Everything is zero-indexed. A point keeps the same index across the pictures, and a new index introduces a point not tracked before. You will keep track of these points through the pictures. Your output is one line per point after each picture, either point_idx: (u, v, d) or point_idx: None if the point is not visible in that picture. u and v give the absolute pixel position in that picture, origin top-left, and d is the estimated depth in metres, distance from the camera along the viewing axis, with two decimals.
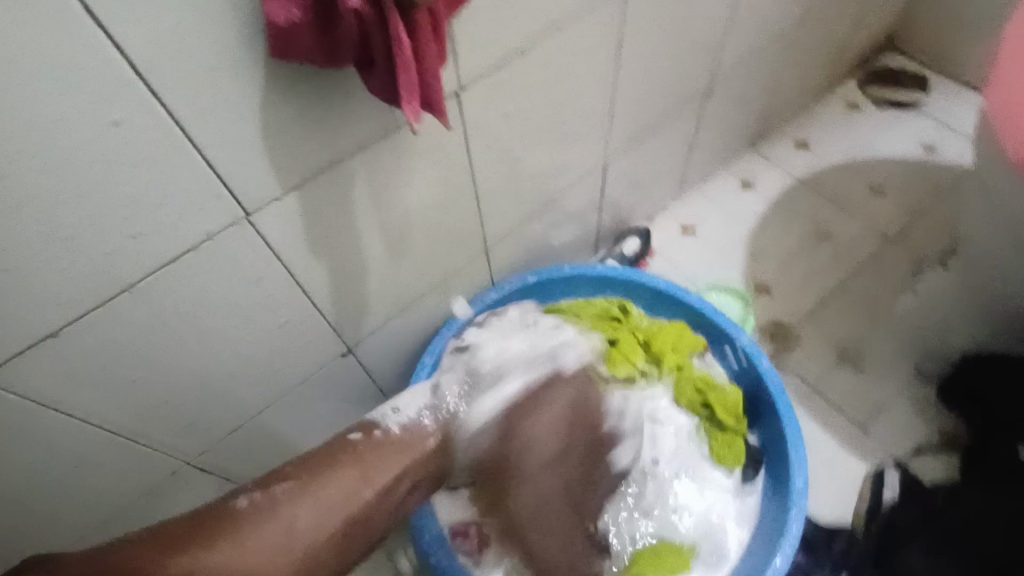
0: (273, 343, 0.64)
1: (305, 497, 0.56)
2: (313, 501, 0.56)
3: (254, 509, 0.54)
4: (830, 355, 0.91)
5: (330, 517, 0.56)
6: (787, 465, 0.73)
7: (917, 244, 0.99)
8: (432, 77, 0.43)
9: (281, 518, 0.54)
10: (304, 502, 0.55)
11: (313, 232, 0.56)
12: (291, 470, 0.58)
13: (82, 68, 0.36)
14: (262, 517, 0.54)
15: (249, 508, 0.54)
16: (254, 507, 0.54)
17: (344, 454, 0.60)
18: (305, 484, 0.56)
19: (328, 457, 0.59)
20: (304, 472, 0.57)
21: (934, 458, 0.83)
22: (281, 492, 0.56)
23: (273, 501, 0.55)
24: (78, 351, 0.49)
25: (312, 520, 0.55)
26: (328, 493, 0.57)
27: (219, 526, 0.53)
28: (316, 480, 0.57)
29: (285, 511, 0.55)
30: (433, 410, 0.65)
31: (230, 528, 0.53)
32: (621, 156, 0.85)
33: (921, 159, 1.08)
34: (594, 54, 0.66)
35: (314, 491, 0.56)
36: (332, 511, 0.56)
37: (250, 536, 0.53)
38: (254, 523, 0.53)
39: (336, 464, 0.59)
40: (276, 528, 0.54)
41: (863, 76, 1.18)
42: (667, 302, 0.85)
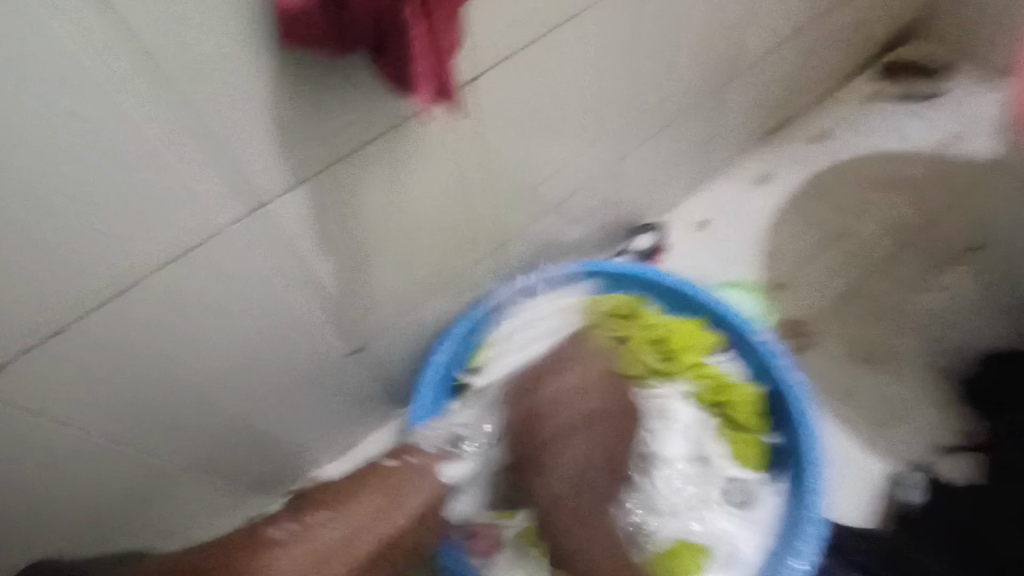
0: (279, 341, 0.63)
1: (340, 522, 0.61)
2: (345, 522, 0.61)
3: (291, 539, 0.60)
4: (849, 352, 0.89)
5: (364, 540, 0.61)
6: (802, 466, 0.71)
7: (939, 238, 0.97)
8: (444, 64, 0.41)
9: (305, 547, 0.60)
10: (342, 526, 0.61)
11: (321, 228, 0.55)
12: (323, 496, 0.63)
13: None
14: (292, 548, 0.60)
15: (291, 539, 0.60)
16: (295, 537, 0.60)
17: (373, 477, 0.65)
18: (341, 507, 0.62)
19: (365, 476, 0.65)
20: (342, 496, 0.63)
21: (957, 458, 0.80)
22: (320, 518, 0.61)
23: (302, 535, 0.60)
24: (78, 348, 0.48)
25: (345, 548, 0.61)
26: (358, 517, 0.62)
27: (257, 548, 0.60)
28: (349, 505, 0.62)
29: (315, 534, 0.61)
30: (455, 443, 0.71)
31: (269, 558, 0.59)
32: (634, 150, 0.83)
33: (942, 151, 1.05)
34: (608, 42, 0.63)
35: (346, 512, 0.62)
36: (362, 539, 0.61)
37: (290, 552, 0.60)
38: (281, 553, 0.60)
39: (368, 486, 0.64)
40: (310, 554, 0.60)
41: (883, 66, 1.15)
42: (680, 299, 0.83)
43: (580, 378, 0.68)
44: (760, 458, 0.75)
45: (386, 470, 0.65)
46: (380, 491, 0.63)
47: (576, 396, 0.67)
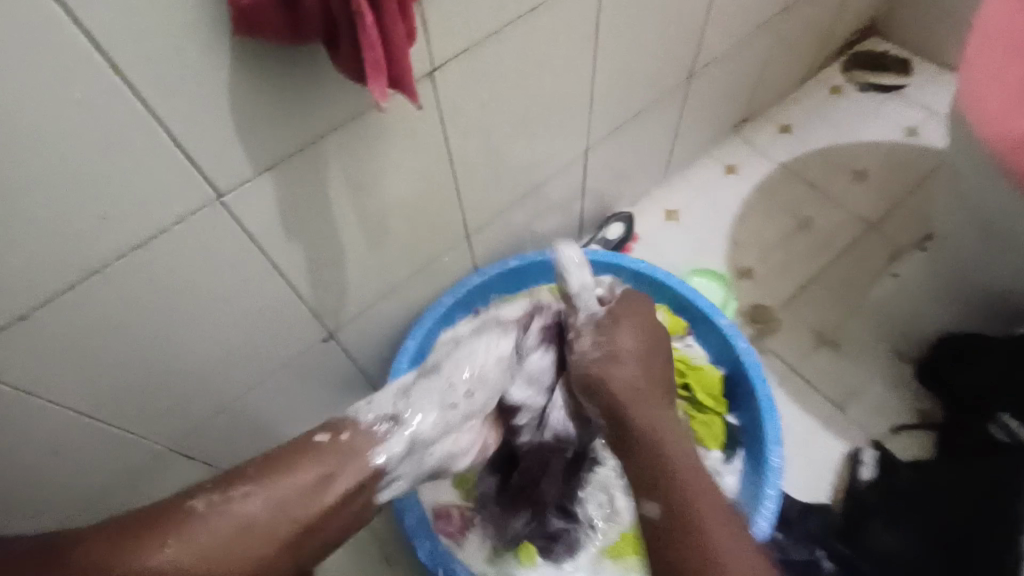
0: (251, 329, 0.64)
1: (266, 492, 0.48)
2: (274, 501, 0.48)
3: (208, 512, 0.46)
4: (810, 338, 0.92)
5: (289, 516, 0.48)
6: (762, 443, 0.73)
7: (898, 228, 1.00)
8: (402, 58, 0.43)
9: (236, 520, 0.47)
10: (271, 510, 0.48)
11: (289, 215, 0.56)
12: (255, 467, 0.50)
13: (41, 48, 0.35)
14: (209, 523, 0.46)
15: (204, 510, 0.46)
16: (210, 509, 0.47)
17: (305, 455, 0.52)
18: (269, 476, 0.49)
19: (305, 453, 0.52)
20: (267, 472, 0.50)
21: (909, 438, 0.84)
22: (244, 490, 0.48)
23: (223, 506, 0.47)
24: (50, 336, 0.49)
25: (268, 521, 0.47)
26: (285, 489, 0.49)
27: (170, 524, 0.45)
28: (279, 481, 0.49)
29: (250, 509, 0.47)
30: (395, 425, 0.55)
31: (179, 529, 0.45)
32: (602, 143, 0.85)
33: (902, 144, 1.08)
34: (572, 39, 0.65)
35: (278, 489, 0.49)
36: (290, 515, 0.48)
37: (199, 541, 0.45)
38: (201, 528, 0.46)
39: (302, 456, 0.51)
40: (232, 524, 0.46)
41: (847, 62, 1.19)
42: (647, 285, 0.84)
43: (628, 333, 0.58)
44: (721, 437, 0.77)
45: (316, 448, 0.53)
46: (315, 464, 0.51)
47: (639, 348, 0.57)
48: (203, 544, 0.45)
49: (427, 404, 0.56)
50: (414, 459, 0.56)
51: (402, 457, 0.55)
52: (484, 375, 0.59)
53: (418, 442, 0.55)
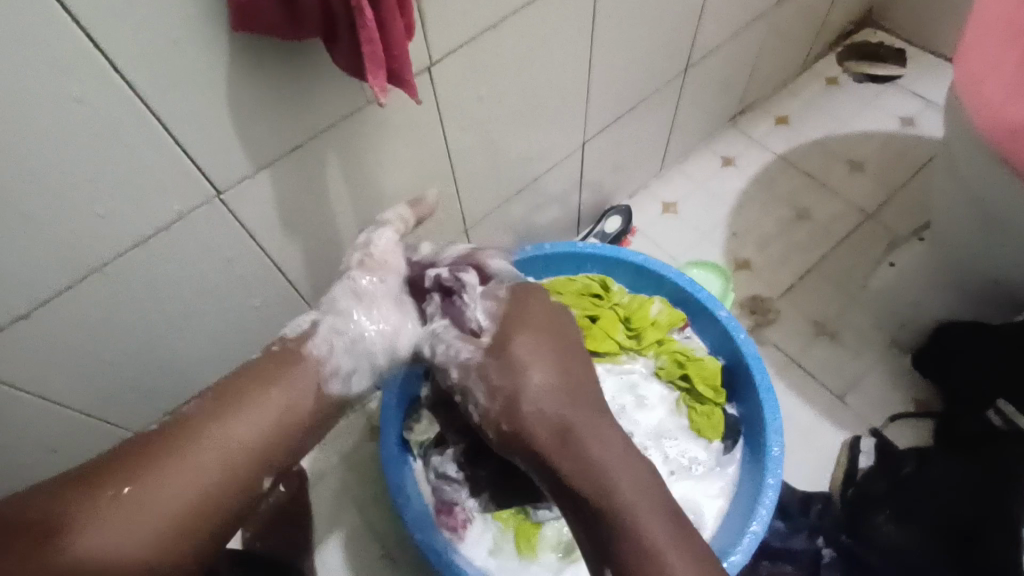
0: (251, 325, 0.64)
1: (226, 421, 0.47)
2: (239, 416, 0.48)
3: (164, 448, 0.45)
4: (808, 328, 0.93)
5: (255, 438, 0.48)
6: (762, 434, 0.73)
7: (894, 218, 1.01)
8: (400, 52, 0.43)
9: (200, 438, 0.46)
10: (235, 425, 0.47)
11: (288, 211, 0.56)
12: (210, 391, 0.49)
13: (36, 45, 0.35)
14: (177, 459, 0.45)
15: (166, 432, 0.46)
16: (171, 431, 0.46)
17: (254, 375, 0.50)
18: (224, 406, 0.48)
19: (257, 374, 0.50)
20: (226, 393, 0.49)
21: (906, 425, 0.85)
22: (202, 411, 0.47)
23: (188, 427, 0.46)
24: (50, 334, 0.49)
25: (240, 450, 0.47)
26: (247, 413, 0.48)
27: (126, 472, 0.44)
28: (240, 399, 0.48)
29: (212, 429, 0.46)
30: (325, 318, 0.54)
31: (146, 449, 0.45)
32: (599, 136, 0.85)
33: (897, 134, 1.09)
34: (569, 32, 0.65)
35: (238, 408, 0.48)
36: (256, 427, 0.48)
37: (169, 477, 0.44)
38: (169, 448, 0.45)
39: (251, 381, 0.50)
40: (199, 462, 0.45)
41: (843, 52, 1.19)
42: (647, 278, 0.85)
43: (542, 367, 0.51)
44: (721, 429, 0.77)
45: (270, 361, 0.52)
46: (270, 378, 0.50)
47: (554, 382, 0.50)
48: (173, 480, 0.45)
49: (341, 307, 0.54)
50: (353, 352, 0.54)
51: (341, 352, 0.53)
52: (381, 275, 0.56)
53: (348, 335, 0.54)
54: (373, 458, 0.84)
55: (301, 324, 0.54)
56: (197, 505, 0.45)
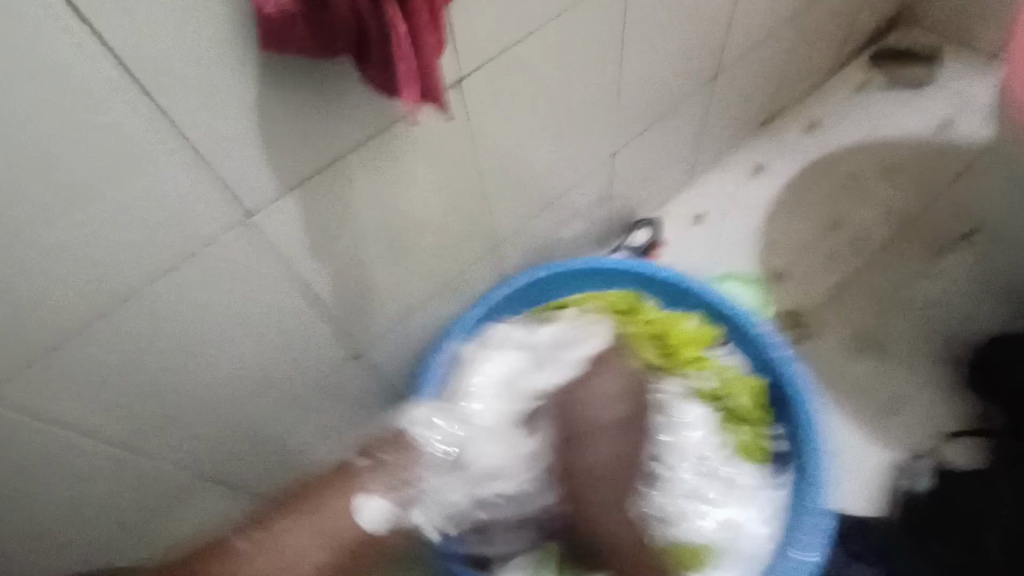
0: (278, 353, 0.62)
1: (308, 524, 0.52)
2: (314, 530, 0.51)
3: (252, 549, 0.51)
4: (851, 342, 0.89)
5: (329, 539, 0.51)
6: (808, 457, 0.70)
7: (936, 224, 0.97)
8: (433, 69, 0.41)
9: (290, 554, 0.51)
10: (310, 533, 0.51)
11: (316, 233, 0.54)
12: (290, 499, 0.54)
13: (69, 73, 0.34)
14: (256, 555, 0.51)
15: (252, 547, 0.51)
16: (256, 545, 0.51)
17: (340, 476, 0.54)
18: (312, 505, 0.52)
19: (326, 480, 0.54)
20: (305, 498, 0.53)
21: (965, 445, 0.80)
22: (285, 524, 0.52)
23: (270, 532, 0.52)
24: (77, 367, 0.48)
25: (315, 551, 0.51)
26: (326, 518, 0.52)
27: (218, 560, 0.51)
28: (324, 511, 0.52)
29: (304, 545, 0.51)
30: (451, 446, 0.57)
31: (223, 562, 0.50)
32: (626, 148, 0.83)
33: (935, 136, 1.05)
34: (596, 43, 0.63)
35: (320, 521, 0.52)
36: (334, 540, 0.51)
37: (249, 573, 0.50)
38: (252, 560, 0.50)
39: (340, 488, 0.53)
40: (275, 561, 0.51)
41: (873, 53, 1.15)
42: (679, 294, 0.82)
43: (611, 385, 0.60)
44: (766, 450, 0.74)
45: (353, 470, 0.54)
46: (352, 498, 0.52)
47: (611, 403, 0.59)
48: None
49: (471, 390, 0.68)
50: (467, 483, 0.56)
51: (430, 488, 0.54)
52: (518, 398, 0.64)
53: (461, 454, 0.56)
54: None
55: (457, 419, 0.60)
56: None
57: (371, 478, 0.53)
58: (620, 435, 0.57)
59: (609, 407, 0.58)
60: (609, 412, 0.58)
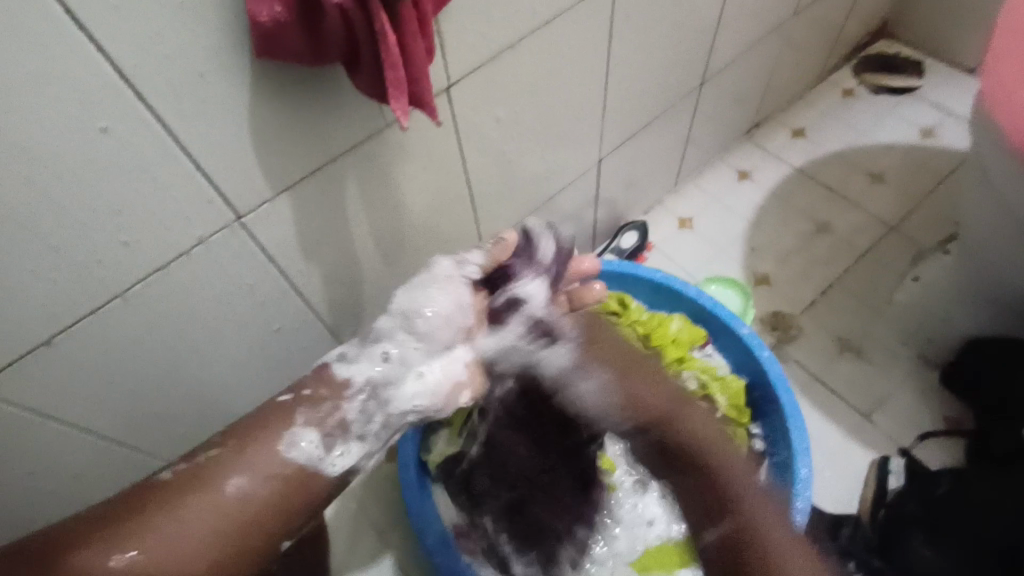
0: (269, 349, 0.64)
1: (243, 458, 0.45)
2: (253, 465, 0.45)
3: (183, 484, 0.44)
4: (831, 344, 0.91)
5: (269, 474, 0.45)
6: (788, 457, 0.71)
7: (917, 230, 0.99)
8: (422, 76, 0.43)
9: (220, 489, 0.44)
10: (248, 468, 0.45)
11: (307, 234, 0.56)
12: (226, 435, 0.47)
13: (67, 80, 0.36)
14: (186, 491, 0.43)
15: (178, 483, 0.44)
16: (183, 481, 0.44)
17: (273, 416, 0.48)
18: (244, 442, 0.46)
19: (259, 418, 0.47)
20: (241, 434, 0.47)
21: (938, 445, 0.82)
22: (216, 457, 0.45)
23: (203, 471, 0.44)
24: (70, 362, 0.49)
25: (254, 487, 0.44)
26: (266, 450, 0.46)
27: (141, 503, 0.43)
28: (260, 443, 0.46)
29: (236, 480, 0.44)
30: (378, 391, 0.51)
31: (152, 502, 0.43)
32: (614, 153, 0.85)
33: (917, 145, 1.07)
34: (585, 51, 0.65)
35: (254, 454, 0.45)
36: (273, 476, 0.45)
37: (179, 513, 0.43)
38: (181, 498, 0.43)
39: (274, 423, 0.47)
40: (209, 498, 0.43)
41: (859, 63, 1.18)
42: (666, 295, 0.84)
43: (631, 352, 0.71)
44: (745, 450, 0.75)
45: (284, 409, 0.48)
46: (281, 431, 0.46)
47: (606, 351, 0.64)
48: (179, 518, 0.42)
49: (413, 324, 0.53)
50: (384, 431, 0.51)
51: (357, 433, 0.49)
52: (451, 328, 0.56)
53: (382, 386, 0.51)
54: (392, 477, 0.83)
55: (390, 354, 0.52)
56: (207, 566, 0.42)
57: (305, 413, 0.48)
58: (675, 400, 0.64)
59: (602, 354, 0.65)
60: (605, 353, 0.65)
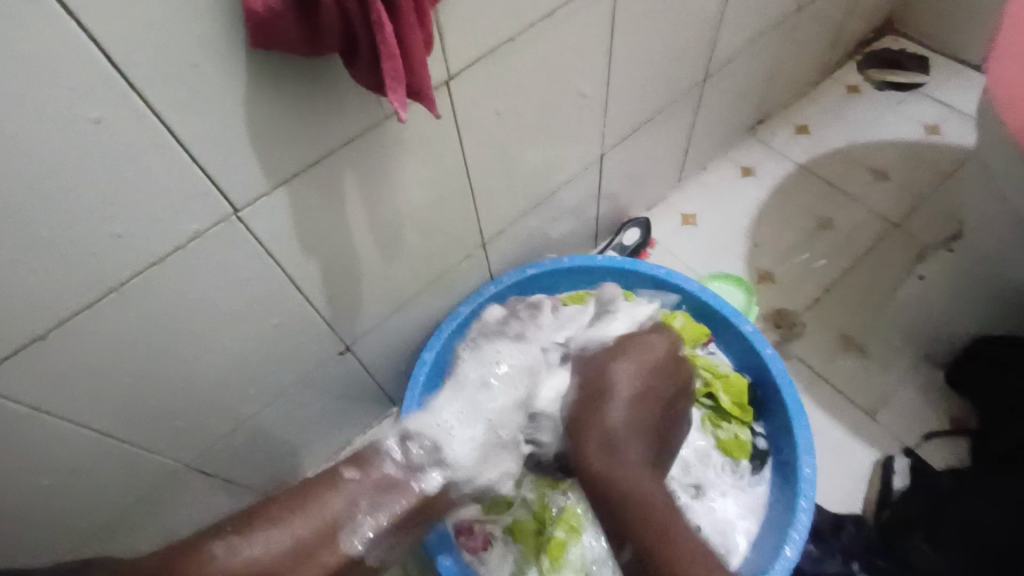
0: (268, 344, 0.63)
1: (291, 540, 0.49)
2: (297, 543, 0.49)
3: (228, 558, 0.47)
4: (835, 342, 0.90)
5: (316, 559, 0.50)
6: (793, 454, 0.70)
7: (921, 227, 0.98)
8: (420, 66, 0.42)
9: (265, 568, 0.48)
10: (294, 552, 0.49)
11: (305, 228, 0.55)
12: (272, 507, 0.51)
13: (58, 71, 0.35)
14: (230, 571, 0.47)
15: (224, 557, 0.47)
16: (230, 556, 0.48)
17: (334, 491, 0.53)
18: (293, 522, 0.50)
19: (315, 493, 0.52)
20: (297, 506, 0.51)
21: (941, 443, 0.82)
22: (266, 536, 0.49)
23: (252, 549, 0.48)
24: (65, 357, 0.49)
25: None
26: (311, 535, 0.50)
27: (188, 567, 0.47)
28: (313, 521, 0.51)
29: (279, 562, 0.48)
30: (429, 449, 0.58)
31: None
32: (616, 148, 0.84)
33: (922, 140, 1.06)
34: (586, 45, 0.64)
35: (306, 536, 0.50)
36: (316, 563, 0.50)
37: None
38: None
39: (327, 499, 0.52)
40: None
41: (863, 59, 1.17)
42: (669, 292, 0.83)
43: (634, 366, 0.63)
44: (748, 447, 0.74)
45: (341, 483, 0.54)
46: (346, 517, 0.52)
47: (639, 374, 0.62)
48: None
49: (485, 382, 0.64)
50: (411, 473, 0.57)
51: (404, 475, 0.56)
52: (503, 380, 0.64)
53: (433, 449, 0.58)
54: None
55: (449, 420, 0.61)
56: None
57: (369, 496, 0.53)
58: (637, 406, 0.60)
59: (630, 379, 0.61)
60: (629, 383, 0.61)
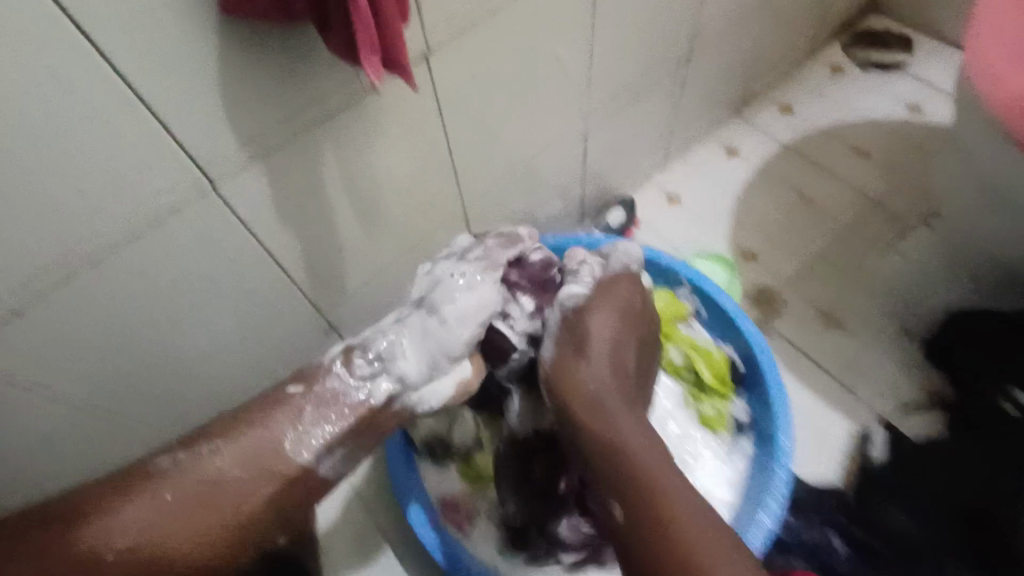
0: (249, 320, 0.63)
1: (235, 448, 0.51)
2: (241, 453, 0.51)
3: (177, 469, 0.49)
4: (816, 318, 0.92)
5: (263, 468, 0.51)
6: (772, 427, 0.71)
7: (903, 204, 0.99)
8: (393, 35, 0.42)
9: (206, 472, 0.50)
10: (237, 458, 0.51)
11: (285, 203, 0.55)
12: (220, 425, 0.52)
13: (27, 41, 0.35)
14: (183, 476, 0.49)
15: (173, 469, 0.49)
16: (178, 467, 0.49)
17: (277, 409, 0.53)
18: (236, 433, 0.52)
19: (263, 406, 0.54)
20: (239, 422, 0.53)
21: (919, 416, 0.83)
22: (211, 448, 0.51)
23: (193, 459, 0.50)
24: (44, 332, 0.49)
25: (244, 482, 0.50)
26: (254, 443, 0.51)
27: (140, 482, 0.49)
28: (252, 436, 0.51)
29: (223, 464, 0.50)
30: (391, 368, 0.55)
31: (151, 487, 0.48)
32: (599, 127, 0.84)
33: (905, 120, 1.07)
34: (567, 20, 0.64)
35: (252, 443, 0.51)
36: (266, 472, 0.51)
37: (168, 500, 0.48)
38: (170, 485, 0.49)
39: (273, 413, 0.53)
40: (202, 482, 0.49)
41: (848, 40, 1.17)
42: (652, 267, 0.83)
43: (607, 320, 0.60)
44: (728, 419, 0.76)
45: (284, 400, 0.54)
46: (287, 428, 0.52)
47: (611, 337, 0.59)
48: (159, 506, 0.48)
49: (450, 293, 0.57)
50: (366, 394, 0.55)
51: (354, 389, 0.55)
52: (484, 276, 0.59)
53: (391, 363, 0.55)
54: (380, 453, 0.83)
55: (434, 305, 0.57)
56: (189, 547, 0.48)
57: (313, 405, 0.54)
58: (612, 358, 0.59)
59: (608, 331, 0.59)
60: (608, 334, 0.59)
